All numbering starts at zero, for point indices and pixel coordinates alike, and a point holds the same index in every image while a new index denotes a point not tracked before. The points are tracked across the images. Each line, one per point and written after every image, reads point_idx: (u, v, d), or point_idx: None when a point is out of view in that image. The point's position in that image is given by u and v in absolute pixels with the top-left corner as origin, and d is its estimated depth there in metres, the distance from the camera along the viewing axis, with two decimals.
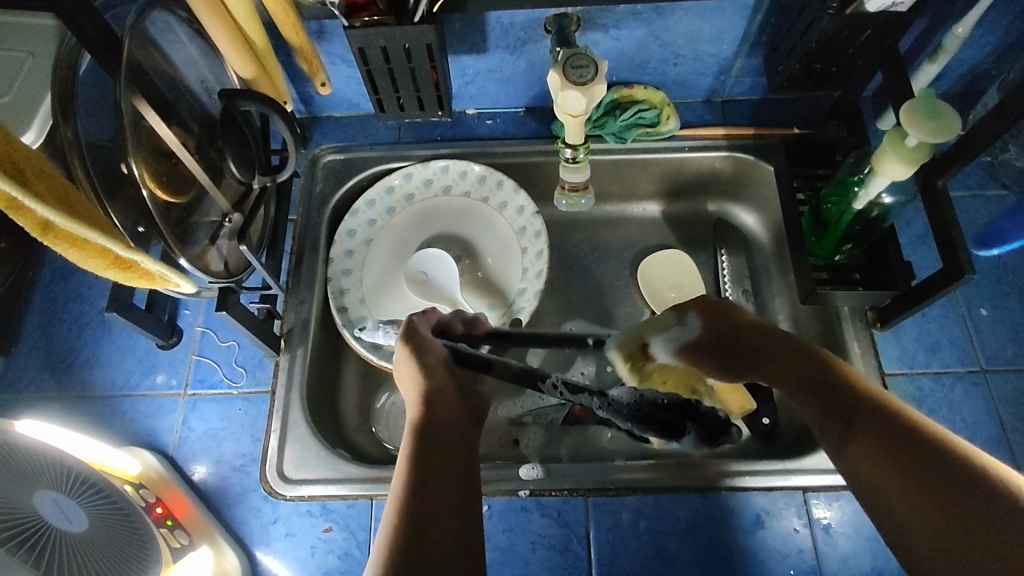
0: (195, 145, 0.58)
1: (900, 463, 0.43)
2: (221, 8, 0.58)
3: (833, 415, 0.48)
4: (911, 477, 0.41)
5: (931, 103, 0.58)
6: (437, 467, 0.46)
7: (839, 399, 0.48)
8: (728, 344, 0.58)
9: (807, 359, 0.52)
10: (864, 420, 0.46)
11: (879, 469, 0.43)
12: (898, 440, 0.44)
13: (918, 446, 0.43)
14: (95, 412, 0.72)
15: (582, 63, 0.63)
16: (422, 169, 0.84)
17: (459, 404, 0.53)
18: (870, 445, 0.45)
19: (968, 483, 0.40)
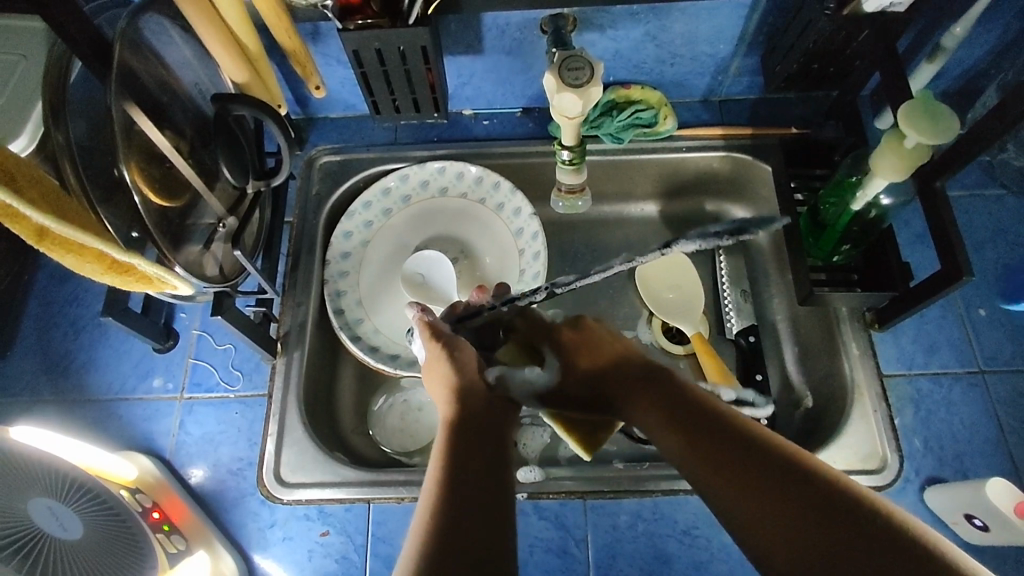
0: (188, 149, 0.58)
1: (762, 483, 0.44)
2: (211, 11, 0.57)
3: (687, 439, 0.49)
4: (765, 486, 0.44)
5: (930, 104, 0.58)
6: (470, 467, 0.49)
7: (697, 425, 0.50)
8: (598, 376, 0.61)
9: (659, 389, 0.55)
10: (729, 446, 0.47)
11: (732, 490, 0.45)
12: (758, 461, 0.45)
13: (775, 466, 0.45)
14: (91, 416, 0.72)
15: (578, 66, 0.63)
16: (418, 171, 0.83)
17: (487, 417, 0.55)
18: (722, 461, 0.46)
19: (816, 498, 0.42)
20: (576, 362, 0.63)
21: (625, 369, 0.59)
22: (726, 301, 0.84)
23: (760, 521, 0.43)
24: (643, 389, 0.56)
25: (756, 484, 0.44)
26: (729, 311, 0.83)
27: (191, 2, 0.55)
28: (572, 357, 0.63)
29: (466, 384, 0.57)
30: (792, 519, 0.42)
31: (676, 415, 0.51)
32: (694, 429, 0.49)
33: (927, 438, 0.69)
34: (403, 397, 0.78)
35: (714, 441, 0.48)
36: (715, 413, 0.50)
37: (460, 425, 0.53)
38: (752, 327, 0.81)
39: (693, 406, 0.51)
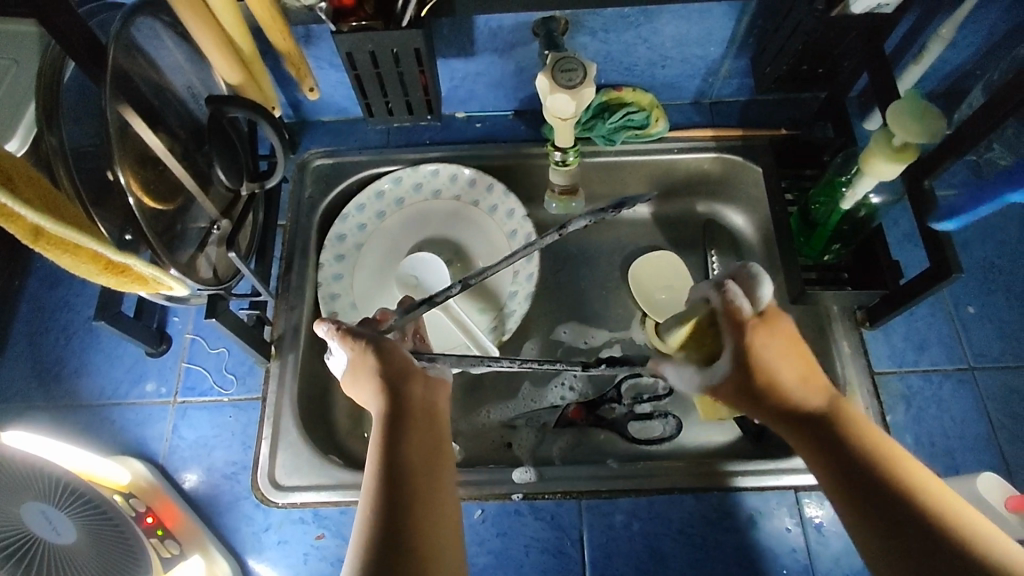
0: (183, 151, 0.58)
1: (896, 533, 0.44)
2: (205, 13, 0.57)
3: (830, 468, 0.48)
4: (893, 520, 0.45)
5: (917, 104, 0.59)
6: (406, 462, 0.51)
7: (843, 456, 0.48)
8: (769, 391, 0.52)
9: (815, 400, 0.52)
10: (865, 476, 0.47)
11: (868, 531, 0.45)
12: (898, 510, 0.45)
13: (918, 517, 0.44)
14: (83, 421, 0.72)
15: (571, 67, 0.63)
16: (411, 173, 0.83)
17: (419, 412, 0.55)
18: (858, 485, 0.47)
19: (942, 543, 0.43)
20: (766, 372, 0.52)
21: (795, 384, 0.52)
22: None
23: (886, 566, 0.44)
24: (796, 404, 0.51)
25: (889, 529, 0.44)
26: None
27: (185, 7, 0.55)
28: (760, 360, 0.52)
29: (396, 369, 0.55)
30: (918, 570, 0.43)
31: (817, 441, 0.50)
32: (837, 459, 0.48)
33: (919, 435, 0.70)
34: None
35: (858, 478, 0.47)
36: (868, 447, 0.48)
37: (391, 421, 0.53)
38: None
39: (843, 435, 0.49)
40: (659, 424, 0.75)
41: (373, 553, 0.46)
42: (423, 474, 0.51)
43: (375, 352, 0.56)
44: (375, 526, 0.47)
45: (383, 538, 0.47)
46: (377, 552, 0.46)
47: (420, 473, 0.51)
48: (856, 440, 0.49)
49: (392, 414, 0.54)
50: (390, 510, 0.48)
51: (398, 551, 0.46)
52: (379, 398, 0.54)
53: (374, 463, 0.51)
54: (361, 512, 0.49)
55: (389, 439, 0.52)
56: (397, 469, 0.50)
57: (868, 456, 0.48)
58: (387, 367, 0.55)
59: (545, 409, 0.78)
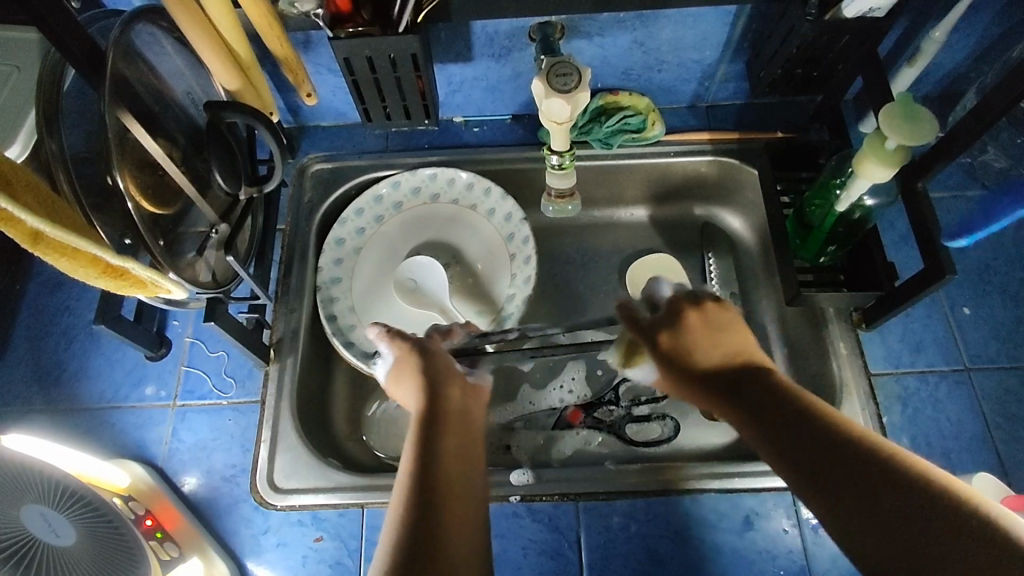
0: (181, 156, 0.58)
1: (864, 483, 0.41)
2: (202, 20, 0.58)
3: (781, 431, 0.46)
4: (854, 478, 0.42)
5: (910, 107, 0.59)
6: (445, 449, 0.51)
7: (792, 430, 0.45)
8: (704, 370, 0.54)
9: (757, 380, 0.51)
10: (824, 443, 0.44)
11: (831, 485, 0.42)
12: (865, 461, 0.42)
13: (875, 469, 0.41)
14: (83, 424, 0.72)
15: (566, 72, 0.63)
16: (409, 177, 0.84)
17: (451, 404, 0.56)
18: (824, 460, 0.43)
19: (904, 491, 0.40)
20: (692, 356, 0.55)
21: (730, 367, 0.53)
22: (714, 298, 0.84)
23: (861, 524, 0.40)
24: (742, 382, 0.51)
25: (856, 481, 0.41)
26: None
27: (181, 11, 0.55)
28: (683, 349, 0.56)
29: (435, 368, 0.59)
30: (899, 522, 0.39)
31: (765, 408, 0.48)
32: (792, 425, 0.46)
33: (915, 436, 0.70)
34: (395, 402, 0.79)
35: (812, 438, 0.45)
36: (819, 411, 0.47)
37: (429, 410, 0.54)
38: None
39: (795, 402, 0.47)
40: (656, 426, 0.76)
41: (401, 530, 0.45)
42: (451, 461, 0.51)
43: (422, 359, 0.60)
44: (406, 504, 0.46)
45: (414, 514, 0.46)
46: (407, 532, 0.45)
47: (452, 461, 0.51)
48: (805, 406, 0.47)
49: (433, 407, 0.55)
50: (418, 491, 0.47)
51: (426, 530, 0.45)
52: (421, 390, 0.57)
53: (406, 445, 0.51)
54: (394, 493, 0.48)
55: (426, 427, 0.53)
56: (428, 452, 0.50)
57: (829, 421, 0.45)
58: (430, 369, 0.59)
59: (543, 412, 0.78)
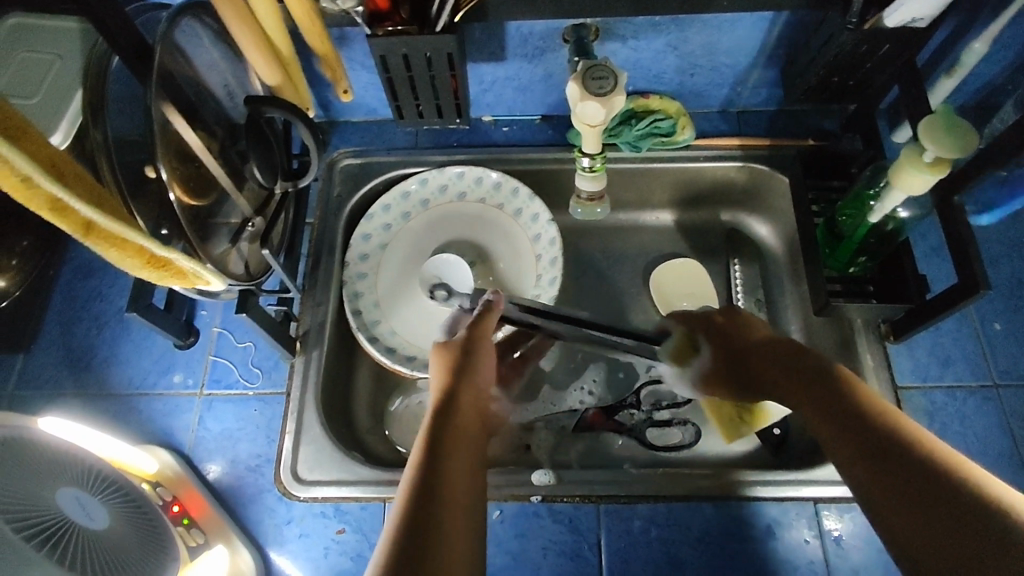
0: (219, 148, 0.59)
1: (885, 467, 0.45)
2: (248, 17, 0.58)
3: (818, 414, 0.51)
4: (902, 480, 0.43)
5: (950, 119, 0.59)
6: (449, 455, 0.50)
7: (850, 425, 0.48)
8: (736, 357, 0.64)
9: (819, 370, 0.54)
10: (876, 442, 0.46)
11: (854, 466, 0.46)
12: (886, 448, 0.46)
13: (927, 477, 0.43)
14: (112, 409, 0.73)
15: (602, 75, 0.63)
16: (437, 175, 0.85)
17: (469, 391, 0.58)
18: (879, 456, 0.45)
19: (951, 505, 0.41)
20: (740, 347, 0.64)
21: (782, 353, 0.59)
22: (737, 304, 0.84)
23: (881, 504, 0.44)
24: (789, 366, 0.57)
25: (874, 465, 0.45)
26: None
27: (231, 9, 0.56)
28: (733, 336, 0.65)
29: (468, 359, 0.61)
30: (912, 504, 0.42)
31: (814, 392, 0.52)
32: (836, 413, 0.49)
33: None
34: (418, 398, 0.80)
35: (852, 424, 0.48)
36: (867, 405, 0.49)
37: (449, 393, 0.57)
38: None
39: (830, 391, 0.51)
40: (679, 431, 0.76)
41: (409, 502, 0.46)
42: (466, 439, 0.53)
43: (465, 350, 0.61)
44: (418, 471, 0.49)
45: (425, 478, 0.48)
46: (420, 490, 0.47)
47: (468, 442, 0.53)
48: (852, 396, 0.50)
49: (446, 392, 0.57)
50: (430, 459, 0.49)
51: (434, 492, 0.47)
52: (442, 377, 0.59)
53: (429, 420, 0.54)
54: (402, 482, 0.48)
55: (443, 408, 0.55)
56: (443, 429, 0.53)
57: (858, 406, 0.49)
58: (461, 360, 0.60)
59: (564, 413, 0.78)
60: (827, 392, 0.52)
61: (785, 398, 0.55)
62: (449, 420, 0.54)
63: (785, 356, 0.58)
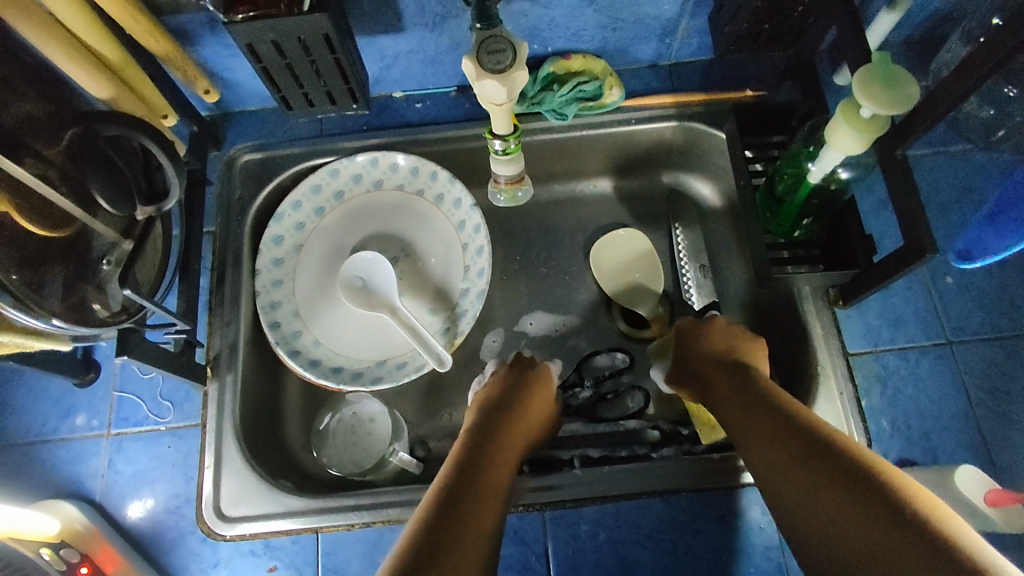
0: (59, 173, 0.49)
1: (818, 473, 0.46)
2: (55, 27, 0.50)
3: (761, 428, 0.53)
4: (822, 476, 0.45)
5: (887, 70, 0.53)
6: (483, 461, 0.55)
7: (780, 429, 0.51)
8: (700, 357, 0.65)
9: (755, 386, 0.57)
10: (803, 443, 0.49)
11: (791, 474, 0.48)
12: (805, 443, 0.48)
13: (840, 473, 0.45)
14: (11, 462, 0.67)
15: (499, 48, 0.55)
16: (348, 164, 0.77)
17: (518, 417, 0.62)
18: (798, 458, 0.48)
19: (857, 497, 0.43)
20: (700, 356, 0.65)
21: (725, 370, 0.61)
22: (684, 278, 0.79)
23: (809, 503, 0.45)
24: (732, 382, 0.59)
25: (810, 473, 0.46)
26: (689, 288, 0.78)
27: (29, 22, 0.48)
28: (697, 340, 0.66)
29: (516, 385, 0.65)
30: (836, 494, 0.44)
31: (753, 405, 0.55)
32: (772, 422, 0.52)
33: (895, 418, 0.67)
34: (351, 411, 0.74)
35: (785, 428, 0.51)
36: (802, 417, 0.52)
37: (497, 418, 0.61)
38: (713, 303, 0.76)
39: (771, 404, 0.54)
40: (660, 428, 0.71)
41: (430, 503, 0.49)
42: (507, 454, 0.57)
43: (515, 372, 0.66)
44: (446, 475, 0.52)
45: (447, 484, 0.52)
46: (441, 492, 0.50)
47: (506, 462, 0.57)
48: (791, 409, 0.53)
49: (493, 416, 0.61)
50: (463, 470, 0.53)
51: (460, 494, 0.50)
52: (484, 402, 0.63)
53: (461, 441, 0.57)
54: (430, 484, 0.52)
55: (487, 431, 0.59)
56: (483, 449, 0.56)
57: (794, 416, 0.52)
58: (511, 386, 0.65)
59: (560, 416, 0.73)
60: (766, 406, 0.54)
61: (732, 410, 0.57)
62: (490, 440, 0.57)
63: (733, 373, 0.60)
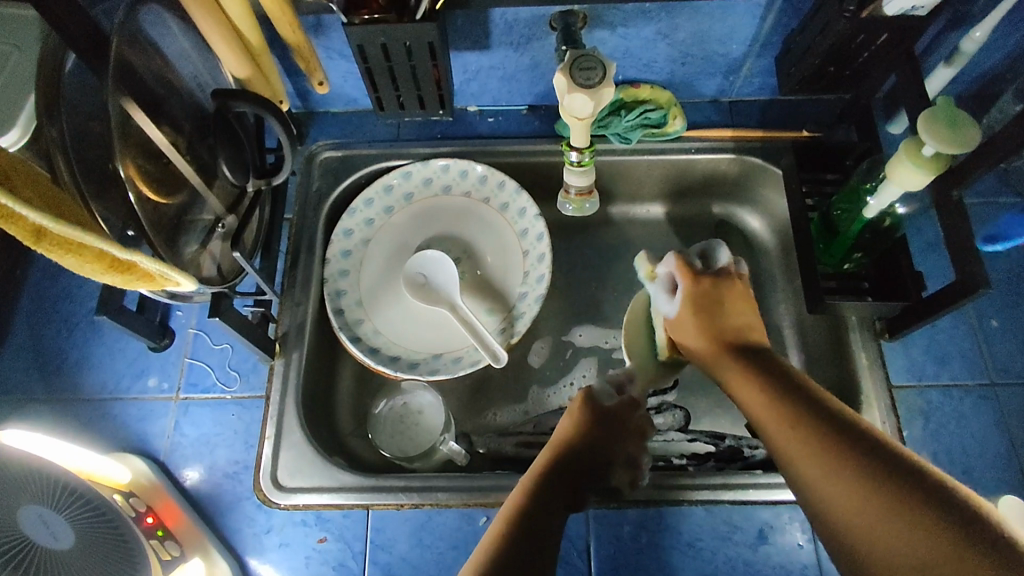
0: (186, 145, 0.55)
1: (885, 492, 0.42)
2: (213, 4, 0.56)
3: (799, 440, 0.49)
4: (859, 462, 0.45)
5: (953, 112, 0.56)
6: (544, 508, 0.55)
7: (811, 414, 0.50)
8: (716, 305, 0.63)
9: (767, 366, 0.56)
10: (835, 427, 0.48)
11: (846, 495, 0.44)
12: (836, 430, 0.48)
13: (881, 458, 0.45)
14: (84, 415, 0.71)
15: (590, 66, 0.60)
16: (421, 168, 0.82)
17: (590, 459, 0.60)
18: (829, 441, 0.47)
19: (900, 487, 0.42)
20: (717, 319, 0.63)
21: (734, 359, 0.59)
22: None
23: (836, 496, 0.45)
24: (737, 354, 0.59)
25: (859, 480, 0.44)
26: None
27: None
28: (718, 300, 0.64)
29: (599, 420, 0.62)
30: (862, 489, 0.44)
31: (772, 382, 0.54)
32: (785, 400, 0.52)
33: (936, 451, 0.68)
34: (402, 400, 0.77)
35: (807, 415, 0.50)
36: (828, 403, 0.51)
37: (566, 456, 0.59)
38: None
39: (800, 386, 0.53)
40: (701, 441, 0.73)
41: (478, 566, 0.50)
42: (564, 499, 0.57)
43: (598, 405, 0.63)
44: (497, 539, 0.52)
45: (511, 539, 0.52)
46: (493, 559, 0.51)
47: (566, 501, 0.57)
48: (817, 396, 0.52)
49: (563, 449, 0.60)
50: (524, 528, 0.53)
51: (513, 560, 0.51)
52: (567, 431, 0.61)
53: (531, 476, 0.58)
54: (478, 546, 0.53)
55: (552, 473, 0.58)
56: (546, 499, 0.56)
57: (815, 399, 0.51)
58: (593, 420, 0.62)
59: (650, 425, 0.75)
60: (788, 390, 0.53)
61: (744, 388, 0.56)
62: (556, 487, 0.57)
63: (743, 348, 0.60)
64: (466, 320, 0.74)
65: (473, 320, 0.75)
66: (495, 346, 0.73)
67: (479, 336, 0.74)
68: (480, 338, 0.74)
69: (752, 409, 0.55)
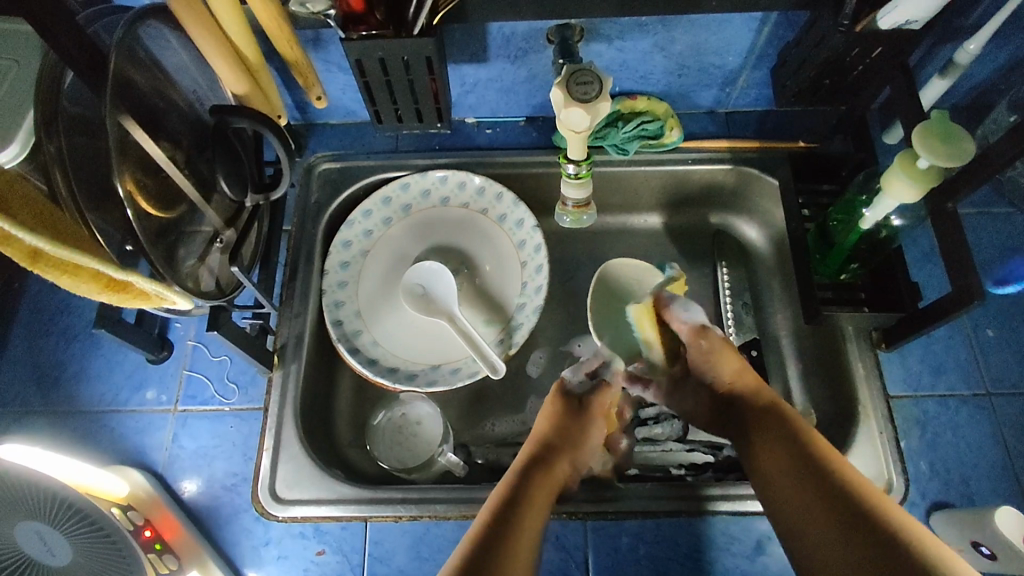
0: (185, 159, 0.56)
1: (875, 557, 0.49)
2: (210, 20, 0.56)
3: (802, 498, 0.56)
4: (856, 523, 0.52)
5: (946, 126, 0.57)
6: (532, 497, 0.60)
7: (814, 472, 0.57)
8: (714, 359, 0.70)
9: (778, 423, 0.63)
10: (837, 487, 0.55)
11: (839, 555, 0.51)
12: (841, 490, 0.54)
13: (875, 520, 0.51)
14: (83, 427, 0.71)
15: (587, 80, 0.60)
16: (419, 180, 0.82)
17: (568, 451, 0.66)
18: (832, 500, 0.54)
19: (888, 547, 0.49)
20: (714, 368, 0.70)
21: (758, 420, 0.65)
22: (726, 310, 0.82)
23: (831, 549, 0.52)
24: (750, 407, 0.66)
25: (854, 538, 0.51)
26: (729, 325, 0.81)
27: (192, 14, 0.55)
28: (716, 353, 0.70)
29: (574, 420, 0.69)
30: (855, 547, 0.51)
31: (782, 442, 0.61)
32: (795, 459, 0.59)
33: (933, 462, 0.68)
34: (401, 411, 0.77)
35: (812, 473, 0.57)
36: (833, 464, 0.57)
37: (545, 447, 0.65)
38: (755, 342, 0.81)
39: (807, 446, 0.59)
40: (699, 452, 0.73)
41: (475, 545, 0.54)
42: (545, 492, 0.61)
43: (573, 407, 0.70)
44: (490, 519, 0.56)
45: (501, 518, 0.56)
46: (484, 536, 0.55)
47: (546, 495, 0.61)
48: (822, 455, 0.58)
49: (543, 445, 0.66)
50: (513, 507, 0.58)
51: (500, 539, 0.54)
52: (551, 430, 0.67)
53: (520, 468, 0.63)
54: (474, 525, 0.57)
55: (533, 463, 0.64)
56: (528, 481, 0.61)
57: (819, 459, 0.58)
58: (571, 421, 0.68)
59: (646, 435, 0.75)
60: (795, 450, 0.60)
61: (758, 440, 0.63)
62: (543, 479, 0.62)
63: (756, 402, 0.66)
64: (462, 327, 0.75)
65: (468, 327, 0.75)
66: (492, 356, 0.74)
67: (474, 343, 0.74)
68: (475, 344, 0.74)
69: (765, 460, 0.61)
